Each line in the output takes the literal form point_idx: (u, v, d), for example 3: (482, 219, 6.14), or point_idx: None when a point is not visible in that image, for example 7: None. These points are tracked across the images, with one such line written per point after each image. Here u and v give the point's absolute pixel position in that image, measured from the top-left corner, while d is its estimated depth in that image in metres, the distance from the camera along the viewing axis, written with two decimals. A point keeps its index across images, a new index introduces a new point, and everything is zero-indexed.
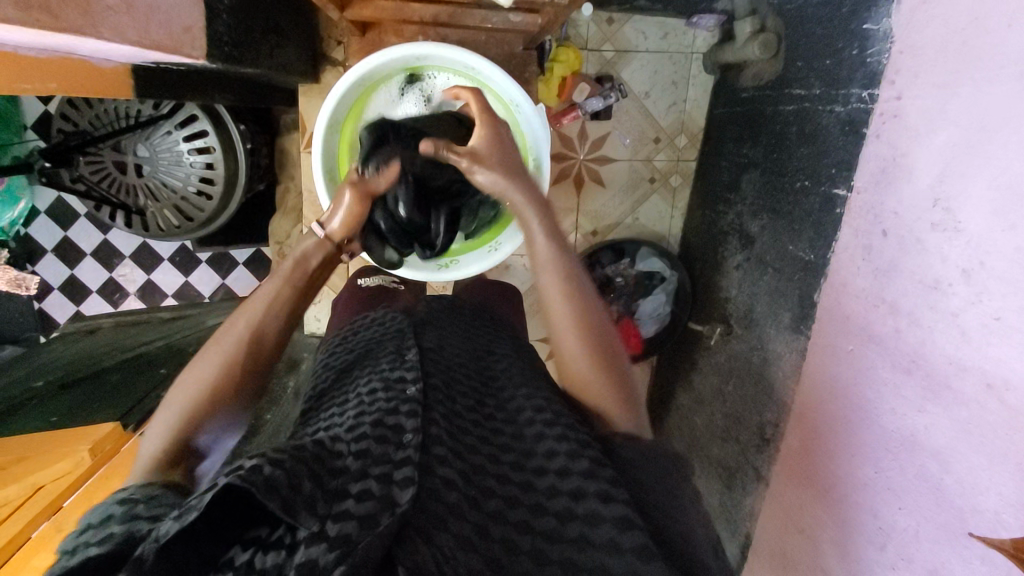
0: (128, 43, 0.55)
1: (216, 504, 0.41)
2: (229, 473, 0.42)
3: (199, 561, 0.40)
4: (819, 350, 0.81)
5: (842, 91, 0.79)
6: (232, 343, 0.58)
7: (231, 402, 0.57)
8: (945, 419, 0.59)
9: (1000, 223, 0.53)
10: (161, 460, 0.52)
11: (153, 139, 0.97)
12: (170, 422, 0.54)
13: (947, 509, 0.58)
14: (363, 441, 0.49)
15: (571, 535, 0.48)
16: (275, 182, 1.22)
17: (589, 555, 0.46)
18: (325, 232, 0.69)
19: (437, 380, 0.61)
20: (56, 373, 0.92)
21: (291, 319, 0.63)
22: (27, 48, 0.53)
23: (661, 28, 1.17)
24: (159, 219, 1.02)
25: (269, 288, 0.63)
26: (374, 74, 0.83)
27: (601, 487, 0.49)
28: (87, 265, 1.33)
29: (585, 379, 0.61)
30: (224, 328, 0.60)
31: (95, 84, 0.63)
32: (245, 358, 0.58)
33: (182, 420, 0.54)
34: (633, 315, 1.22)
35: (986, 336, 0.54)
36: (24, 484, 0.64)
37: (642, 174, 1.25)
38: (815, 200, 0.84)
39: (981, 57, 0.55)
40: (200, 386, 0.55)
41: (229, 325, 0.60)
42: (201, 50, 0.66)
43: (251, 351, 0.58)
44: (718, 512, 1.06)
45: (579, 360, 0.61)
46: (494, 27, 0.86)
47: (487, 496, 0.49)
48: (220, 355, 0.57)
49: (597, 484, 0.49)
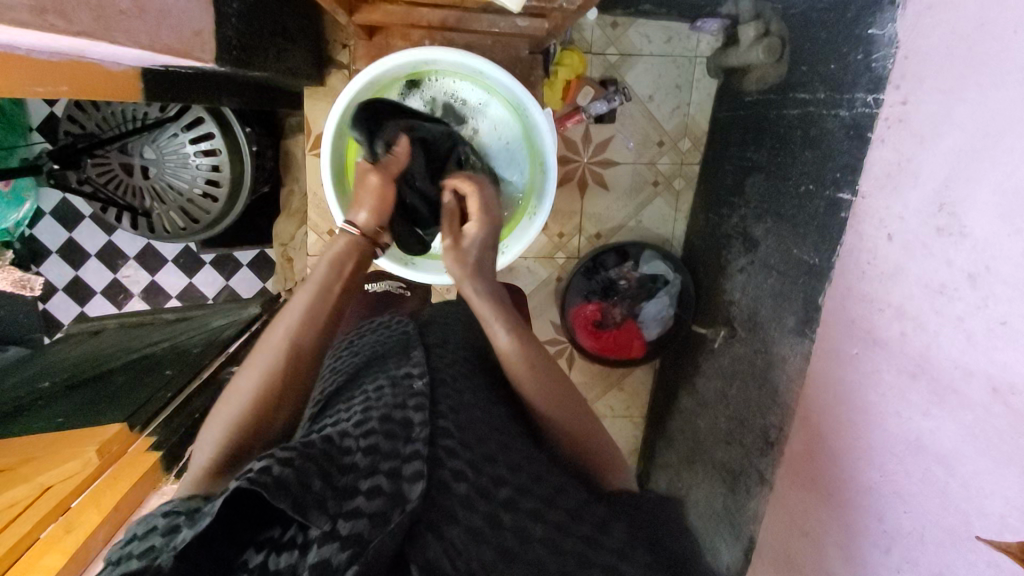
0: (139, 47, 0.55)
1: (228, 508, 0.41)
2: (240, 475, 0.43)
3: (213, 563, 0.41)
4: (824, 353, 0.81)
5: (846, 96, 0.79)
6: (272, 352, 0.59)
7: (276, 410, 0.58)
8: (950, 423, 0.59)
9: (1006, 227, 0.53)
10: (211, 470, 0.53)
11: (160, 141, 0.98)
12: (218, 435, 0.55)
13: (952, 512, 0.58)
14: (371, 436, 0.48)
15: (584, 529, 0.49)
16: (280, 184, 1.23)
17: (603, 553, 0.47)
18: (355, 228, 0.76)
19: (444, 374, 0.62)
20: (62, 375, 0.92)
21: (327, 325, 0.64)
22: (40, 52, 0.53)
23: (665, 32, 1.18)
24: (165, 220, 1.03)
25: (305, 299, 0.65)
26: (382, 78, 0.84)
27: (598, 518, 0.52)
28: (92, 266, 1.33)
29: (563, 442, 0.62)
30: (265, 340, 0.61)
31: (106, 87, 0.64)
32: (287, 365, 0.59)
33: (230, 431, 0.55)
34: (636, 319, 1.23)
35: (992, 340, 0.54)
36: (31, 485, 0.64)
37: (646, 177, 1.26)
38: (819, 204, 0.84)
39: (986, 62, 0.56)
40: (246, 397, 0.57)
41: (270, 337, 0.61)
42: (211, 53, 0.66)
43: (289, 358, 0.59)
44: (721, 515, 1.06)
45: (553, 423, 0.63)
46: (501, 32, 0.87)
47: (497, 485, 0.49)
48: (260, 366, 0.59)
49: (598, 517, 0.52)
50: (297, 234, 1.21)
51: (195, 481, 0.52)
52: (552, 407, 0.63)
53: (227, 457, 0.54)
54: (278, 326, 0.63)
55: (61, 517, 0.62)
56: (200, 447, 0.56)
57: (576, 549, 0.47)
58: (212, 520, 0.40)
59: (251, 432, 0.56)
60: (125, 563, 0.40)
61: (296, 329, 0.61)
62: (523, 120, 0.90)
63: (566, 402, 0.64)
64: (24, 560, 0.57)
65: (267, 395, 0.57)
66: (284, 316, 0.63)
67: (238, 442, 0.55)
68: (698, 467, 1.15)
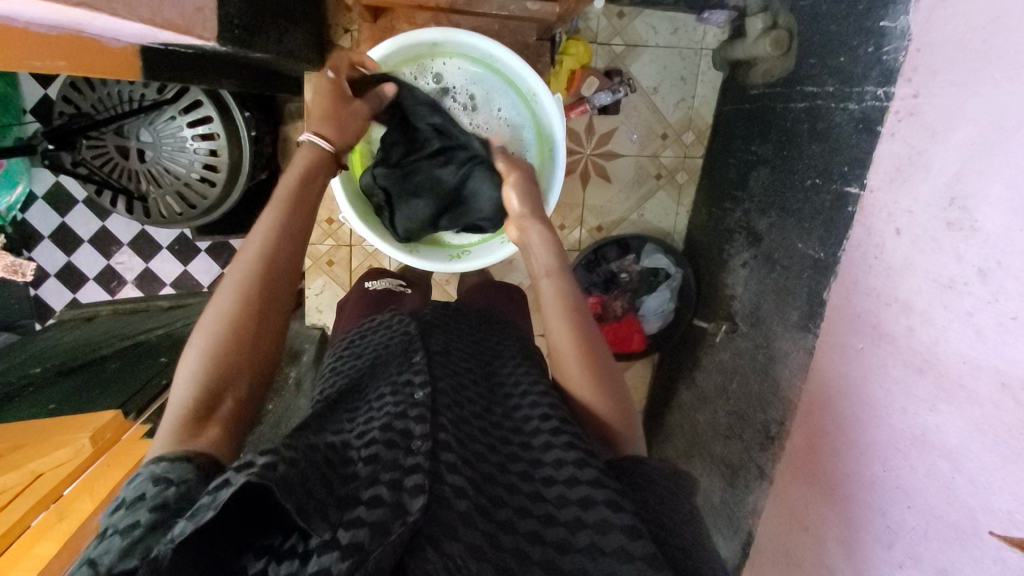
0: (140, 22, 0.54)
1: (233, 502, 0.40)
2: (244, 470, 0.41)
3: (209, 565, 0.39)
4: (828, 348, 0.81)
5: (856, 89, 0.78)
6: (250, 263, 0.58)
7: (252, 344, 0.56)
8: (957, 418, 0.59)
9: (1019, 222, 0.52)
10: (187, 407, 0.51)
11: (156, 123, 0.95)
12: (196, 365, 0.53)
13: (958, 508, 0.58)
14: (373, 445, 0.49)
15: (581, 544, 0.48)
16: (277, 171, 1.21)
17: (602, 565, 0.46)
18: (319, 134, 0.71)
19: (445, 384, 0.60)
20: (54, 361, 0.91)
21: (297, 247, 0.62)
22: (38, 25, 0.51)
23: (671, 23, 1.17)
24: (161, 205, 1.02)
25: (270, 223, 0.61)
26: (393, 59, 0.82)
27: (609, 496, 0.49)
28: (84, 251, 1.31)
29: (590, 395, 0.63)
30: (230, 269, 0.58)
31: (105, 64, 0.62)
32: (257, 294, 0.57)
33: (209, 364, 0.53)
34: (636, 312, 1.23)
35: (1002, 335, 0.54)
36: (23, 472, 0.62)
37: (648, 170, 1.25)
38: (826, 198, 0.84)
39: (1001, 54, 0.55)
40: (219, 329, 0.54)
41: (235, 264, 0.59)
42: (212, 32, 0.65)
43: (263, 284, 0.58)
44: (720, 508, 1.06)
45: (588, 389, 0.64)
46: (510, 15, 0.85)
47: (496, 505, 0.50)
48: (236, 286, 0.57)
49: (606, 492, 0.50)
50: None
51: (174, 423, 0.50)
52: (584, 357, 0.65)
53: (207, 394, 0.52)
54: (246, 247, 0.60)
55: (53, 505, 0.61)
56: (176, 385, 0.52)
57: (587, 539, 0.48)
58: (214, 514, 0.39)
59: (234, 364, 0.54)
60: (111, 537, 0.40)
61: (268, 249, 0.59)
62: (534, 117, 0.90)
63: (596, 352, 0.66)
64: (16, 548, 0.56)
65: (246, 316, 0.56)
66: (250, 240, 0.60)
67: (216, 376, 0.53)
68: (696, 462, 1.15)
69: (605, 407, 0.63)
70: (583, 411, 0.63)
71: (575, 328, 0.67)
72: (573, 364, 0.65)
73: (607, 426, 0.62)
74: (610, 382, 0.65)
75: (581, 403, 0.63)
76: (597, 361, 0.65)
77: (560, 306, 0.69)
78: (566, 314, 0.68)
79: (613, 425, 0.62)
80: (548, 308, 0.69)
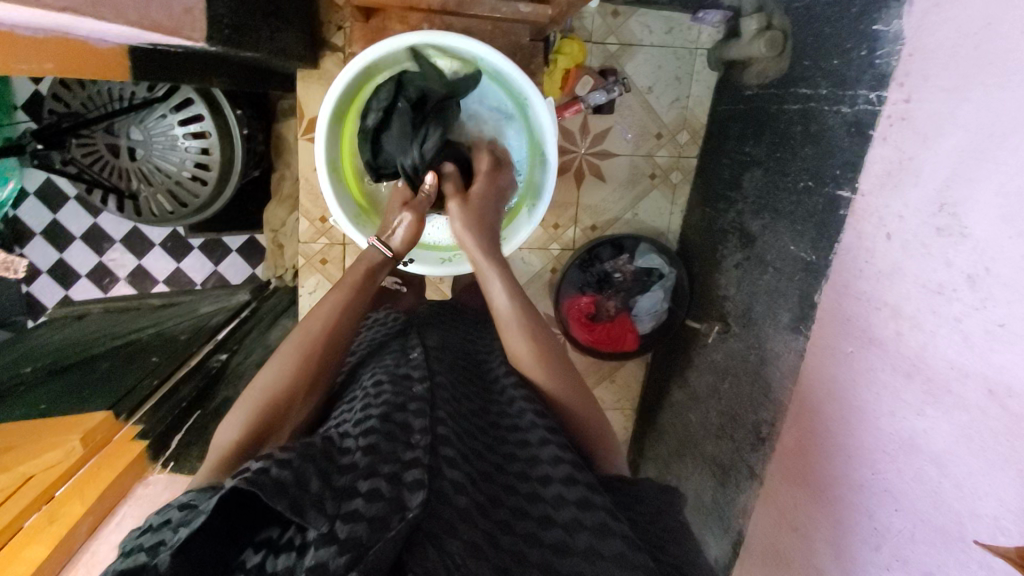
0: (127, 24, 0.53)
1: (223, 506, 0.41)
2: (236, 475, 0.42)
3: (214, 561, 0.40)
4: (819, 351, 0.81)
5: (848, 92, 0.78)
6: (313, 330, 0.63)
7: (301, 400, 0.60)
8: (945, 423, 0.59)
9: (1007, 229, 0.52)
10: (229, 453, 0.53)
11: (147, 122, 0.95)
12: (246, 415, 0.56)
13: (944, 513, 0.59)
14: (371, 435, 0.49)
15: (580, 546, 0.47)
16: (270, 169, 1.20)
17: (601, 568, 0.46)
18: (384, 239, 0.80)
19: (442, 378, 0.61)
20: (46, 359, 0.90)
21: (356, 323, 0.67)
22: (24, 27, 0.50)
23: (666, 22, 1.17)
24: (152, 203, 1.01)
25: (336, 297, 0.68)
26: (382, 61, 0.82)
27: (607, 504, 0.50)
28: (76, 248, 1.30)
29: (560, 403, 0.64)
30: (298, 329, 0.64)
31: (93, 64, 0.62)
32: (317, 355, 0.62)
33: (251, 417, 0.56)
34: (630, 312, 1.22)
35: (989, 342, 0.54)
36: (13, 474, 0.62)
37: (643, 170, 1.25)
38: (818, 201, 0.84)
39: (993, 64, 0.55)
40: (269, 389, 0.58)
41: (303, 326, 0.64)
42: (201, 33, 0.65)
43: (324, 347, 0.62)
44: (710, 508, 1.06)
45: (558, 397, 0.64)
46: (503, 17, 0.85)
47: (495, 505, 0.50)
48: (296, 348, 0.61)
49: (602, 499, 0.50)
50: (288, 220, 1.19)
51: (215, 468, 0.52)
52: (549, 369, 0.65)
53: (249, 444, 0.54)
54: (313, 316, 0.65)
55: (44, 506, 0.61)
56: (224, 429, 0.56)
57: (586, 542, 0.47)
58: (207, 518, 0.40)
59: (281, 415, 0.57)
60: (136, 555, 0.40)
61: (334, 324, 0.65)
62: (529, 123, 0.90)
63: (559, 364, 0.66)
64: (7, 550, 0.56)
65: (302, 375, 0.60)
66: (319, 310, 0.66)
67: (261, 425, 0.56)
68: (687, 461, 1.16)
69: (576, 415, 0.63)
70: (561, 410, 0.63)
71: (537, 344, 0.67)
72: (537, 369, 0.65)
73: (587, 428, 0.63)
74: (580, 391, 0.65)
75: (553, 405, 0.64)
76: (563, 373, 0.66)
77: (518, 316, 0.69)
78: (525, 330, 0.68)
79: (593, 429, 0.64)
80: (506, 329, 0.69)
